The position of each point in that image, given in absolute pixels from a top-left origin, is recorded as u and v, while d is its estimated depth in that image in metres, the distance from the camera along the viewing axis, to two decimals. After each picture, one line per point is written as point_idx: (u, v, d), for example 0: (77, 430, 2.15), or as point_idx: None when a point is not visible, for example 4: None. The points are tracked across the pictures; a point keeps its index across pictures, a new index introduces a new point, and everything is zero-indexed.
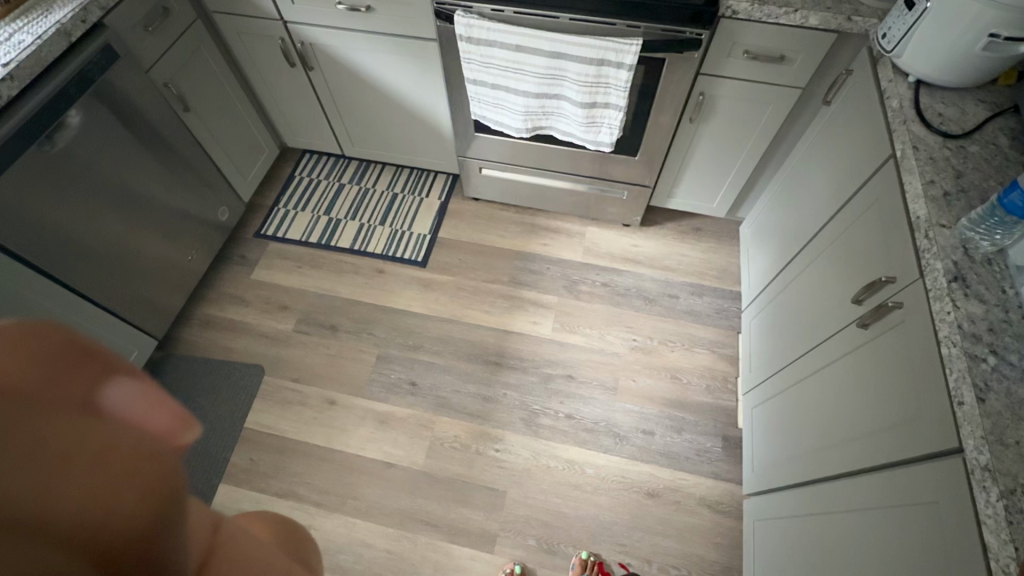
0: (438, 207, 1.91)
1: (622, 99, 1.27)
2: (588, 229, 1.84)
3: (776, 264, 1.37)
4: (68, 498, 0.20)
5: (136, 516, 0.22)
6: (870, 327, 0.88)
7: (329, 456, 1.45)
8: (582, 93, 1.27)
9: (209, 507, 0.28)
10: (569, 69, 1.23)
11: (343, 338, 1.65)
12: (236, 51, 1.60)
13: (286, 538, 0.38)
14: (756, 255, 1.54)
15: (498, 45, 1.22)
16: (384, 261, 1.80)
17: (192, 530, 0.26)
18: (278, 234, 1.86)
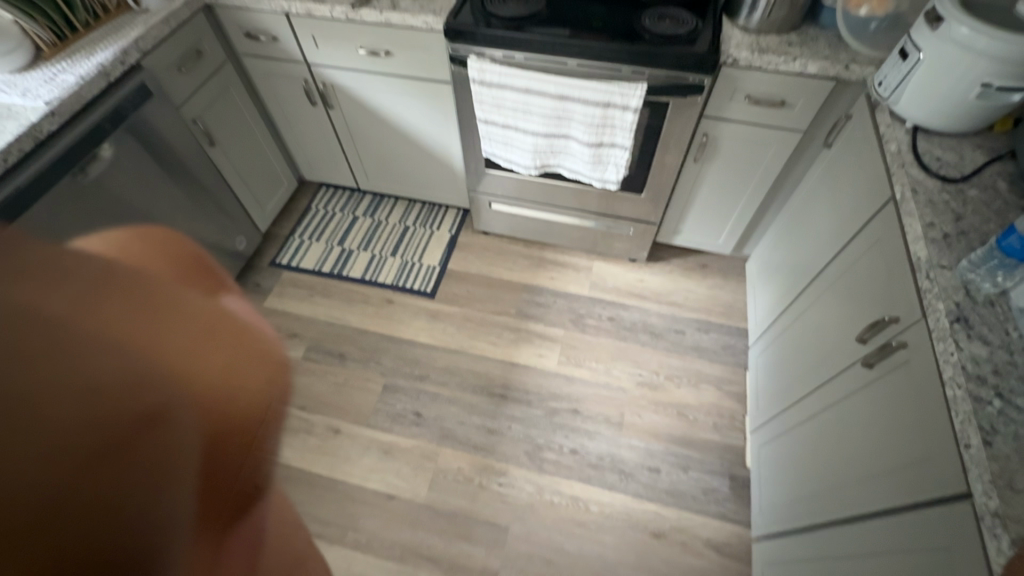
0: (448, 240, 1.95)
1: (627, 140, 1.31)
2: (595, 263, 1.87)
3: (781, 302, 1.38)
4: None
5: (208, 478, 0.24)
6: (876, 367, 0.88)
7: (331, 486, 1.44)
8: (589, 133, 1.32)
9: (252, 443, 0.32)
10: (577, 111, 1.28)
11: (351, 367, 1.66)
12: (261, 90, 1.69)
13: None
14: (762, 293, 1.55)
15: (509, 88, 1.28)
16: (393, 291, 1.83)
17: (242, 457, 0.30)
18: (292, 263, 1.91)
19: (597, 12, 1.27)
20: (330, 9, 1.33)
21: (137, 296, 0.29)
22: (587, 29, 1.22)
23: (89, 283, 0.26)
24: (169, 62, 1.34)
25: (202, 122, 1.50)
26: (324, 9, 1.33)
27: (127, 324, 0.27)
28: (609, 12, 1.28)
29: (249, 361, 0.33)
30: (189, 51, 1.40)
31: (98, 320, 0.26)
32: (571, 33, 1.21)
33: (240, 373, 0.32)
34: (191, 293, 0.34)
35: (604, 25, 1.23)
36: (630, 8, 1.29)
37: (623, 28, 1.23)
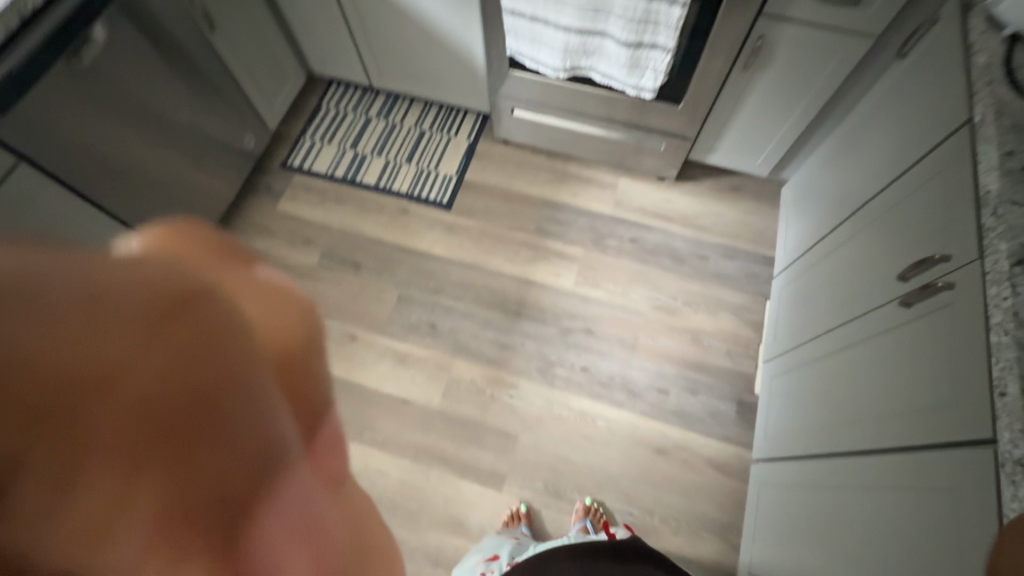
0: (466, 148, 1.85)
1: (671, 41, 1.18)
2: (620, 180, 1.77)
3: (819, 231, 1.30)
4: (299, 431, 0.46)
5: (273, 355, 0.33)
6: (916, 308, 0.83)
7: (349, 389, 1.50)
8: (628, 31, 1.18)
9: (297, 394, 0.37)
10: (616, 4, 1.13)
11: (366, 277, 1.66)
12: None
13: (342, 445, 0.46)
14: (797, 221, 1.47)
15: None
16: (409, 201, 1.77)
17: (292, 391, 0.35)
18: (305, 166, 1.84)
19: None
20: None
21: (138, 266, 0.28)
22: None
23: (90, 267, 0.26)
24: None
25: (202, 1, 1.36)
26: None
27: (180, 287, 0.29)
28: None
29: (285, 315, 0.35)
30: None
31: (121, 293, 0.26)
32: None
33: (276, 320, 0.34)
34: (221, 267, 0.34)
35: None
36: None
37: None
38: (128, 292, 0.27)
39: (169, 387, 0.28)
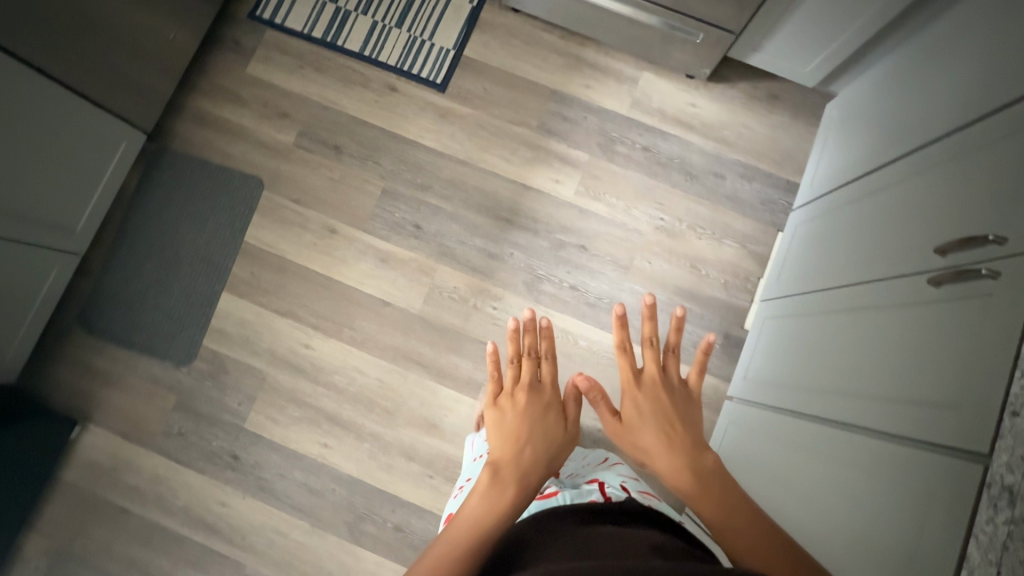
0: (468, 14, 1.56)
1: None
2: (643, 75, 1.53)
3: (856, 168, 1.14)
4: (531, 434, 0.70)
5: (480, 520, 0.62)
6: (945, 287, 0.74)
7: (327, 285, 1.44)
8: None
9: (493, 492, 0.64)
10: None
11: (347, 164, 1.50)
12: None
13: (521, 440, 0.69)
14: (836, 150, 1.29)
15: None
16: (397, 77, 1.54)
17: (485, 504, 0.63)
18: (277, 20, 1.56)
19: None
20: None
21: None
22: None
23: None
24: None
25: None
26: None
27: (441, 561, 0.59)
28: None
29: (471, 509, 0.62)
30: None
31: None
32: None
33: (467, 512, 0.62)
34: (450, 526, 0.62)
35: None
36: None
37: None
38: None
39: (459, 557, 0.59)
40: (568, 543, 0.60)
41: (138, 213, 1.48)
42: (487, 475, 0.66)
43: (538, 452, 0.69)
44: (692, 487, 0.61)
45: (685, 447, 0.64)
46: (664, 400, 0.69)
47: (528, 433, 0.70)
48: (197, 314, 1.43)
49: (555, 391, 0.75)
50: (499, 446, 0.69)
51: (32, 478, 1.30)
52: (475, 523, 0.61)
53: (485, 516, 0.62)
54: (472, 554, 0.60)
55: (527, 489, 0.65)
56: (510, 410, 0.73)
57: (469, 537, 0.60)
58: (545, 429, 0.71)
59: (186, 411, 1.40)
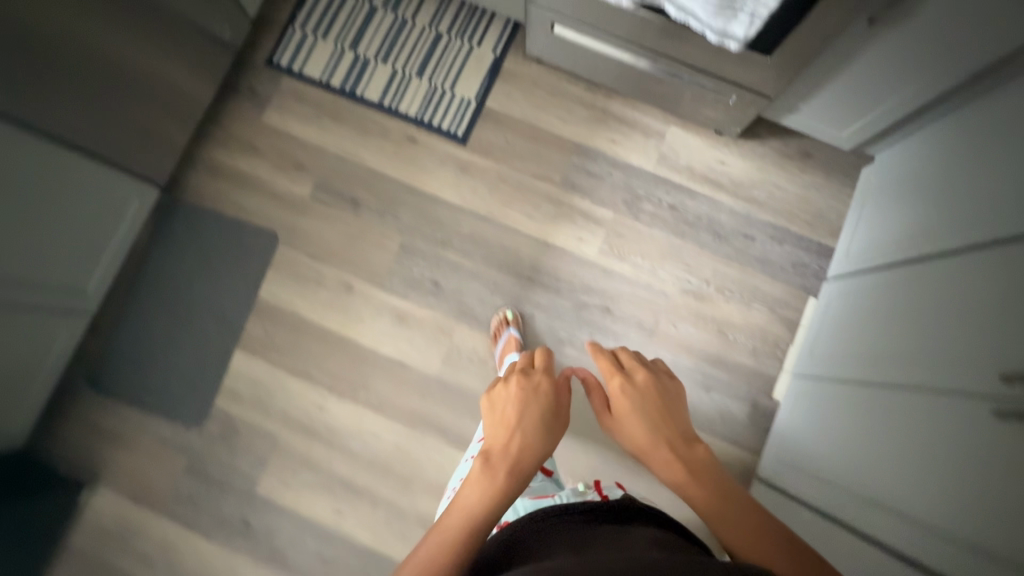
0: (490, 64, 1.52)
1: None
2: (670, 130, 1.49)
3: (889, 251, 1.12)
4: (524, 427, 0.74)
5: (474, 509, 0.66)
6: (968, 392, 0.79)
7: (343, 344, 1.41)
8: None
9: (485, 483, 0.68)
10: None
11: (364, 218, 1.46)
12: None
13: (513, 427, 0.74)
14: (877, 221, 1.24)
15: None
16: (417, 128, 1.50)
17: (475, 493, 0.67)
18: (295, 68, 1.53)
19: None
20: None
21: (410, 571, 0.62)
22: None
23: None
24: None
25: None
26: None
27: (436, 552, 0.62)
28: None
29: (466, 495, 0.67)
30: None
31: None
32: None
33: (462, 499, 0.67)
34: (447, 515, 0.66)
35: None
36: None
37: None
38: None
39: (454, 546, 0.63)
40: (566, 544, 0.64)
41: (150, 267, 1.44)
42: (485, 460, 0.71)
43: (534, 442, 0.73)
44: (683, 474, 0.66)
45: (673, 443, 0.70)
46: (653, 395, 0.76)
47: (519, 422, 0.75)
48: (210, 373, 1.40)
49: (547, 376, 0.81)
50: (494, 434, 0.75)
51: (18, 531, 1.28)
52: (473, 506, 0.66)
53: (484, 499, 0.67)
54: (466, 536, 0.64)
55: (520, 478, 0.70)
56: (507, 398, 0.78)
57: (463, 521, 0.65)
58: (541, 424, 0.76)
59: (197, 474, 1.36)
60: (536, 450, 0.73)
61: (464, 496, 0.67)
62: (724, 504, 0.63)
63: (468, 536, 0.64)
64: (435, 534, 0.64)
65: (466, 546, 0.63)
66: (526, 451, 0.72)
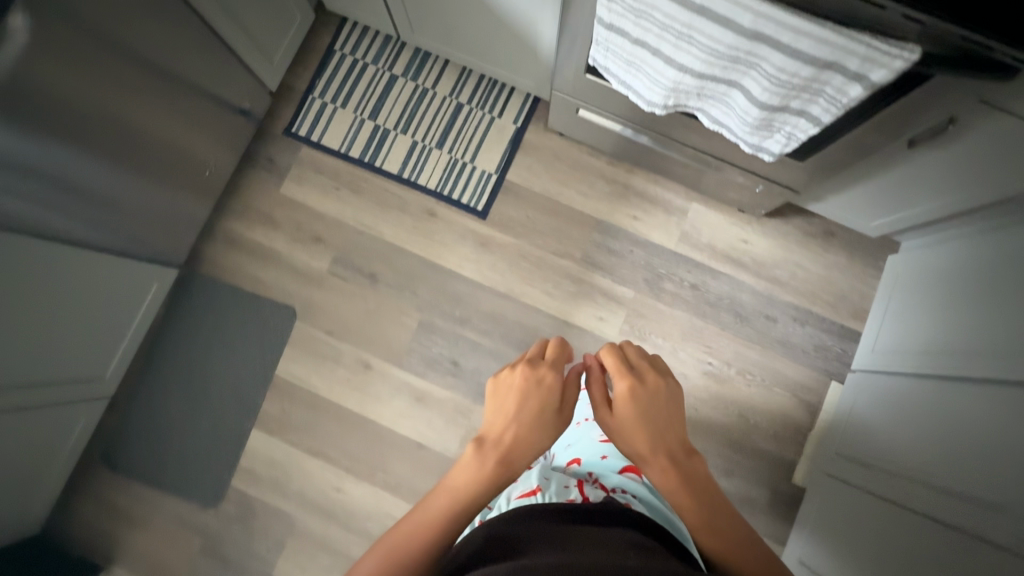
0: (511, 136, 1.50)
1: (826, 114, 0.84)
2: (692, 206, 1.47)
3: (922, 361, 1.11)
4: (518, 428, 0.69)
5: (455, 495, 0.64)
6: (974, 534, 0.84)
7: (361, 423, 1.39)
8: (771, 93, 0.83)
9: (463, 483, 0.65)
10: (766, 60, 0.77)
11: (383, 294, 1.45)
12: None
13: (508, 420, 0.70)
14: (907, 320, 1.23)
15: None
16: (436, 201, 1.48)
17: (456, 483, 0.65)
18: (314, 138, 1.51)
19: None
20: None
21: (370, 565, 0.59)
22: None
23: None
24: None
25: None
26: None
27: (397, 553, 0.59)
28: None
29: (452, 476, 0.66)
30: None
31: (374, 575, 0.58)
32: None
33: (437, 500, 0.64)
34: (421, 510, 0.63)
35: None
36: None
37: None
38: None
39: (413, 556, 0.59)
40: (545, 537, 0.60)
41: (167, 342, 1.43)
42: (481, 447, 0.68)
43: (528, 434, 0.69)
44: (679, 491, 0.64)
45: (670, 426, 0.69)
46: (663, 402, 0.70)
47: (517, 414, 0.70)
48: (226, 453, 1.39)
49: (553, 373, 0.74)
50: (490, 422, 0.71)
51: None
52: (458, 492, 0.64)
53: (472, 487, 0.65)
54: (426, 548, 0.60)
55: (511, 467, 0.67)
56: (510, 380, 0.74)
57: (426, 533, 0.61)
58: (540, 414, 0.71)
59: (213, 556, 1.35)
60: (526, 456, 0.68)
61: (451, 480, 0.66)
62: (709, 514, 0.62)
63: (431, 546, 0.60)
64: (416, 521, 0.63)
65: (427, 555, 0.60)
66: (521, 443, 0.69)
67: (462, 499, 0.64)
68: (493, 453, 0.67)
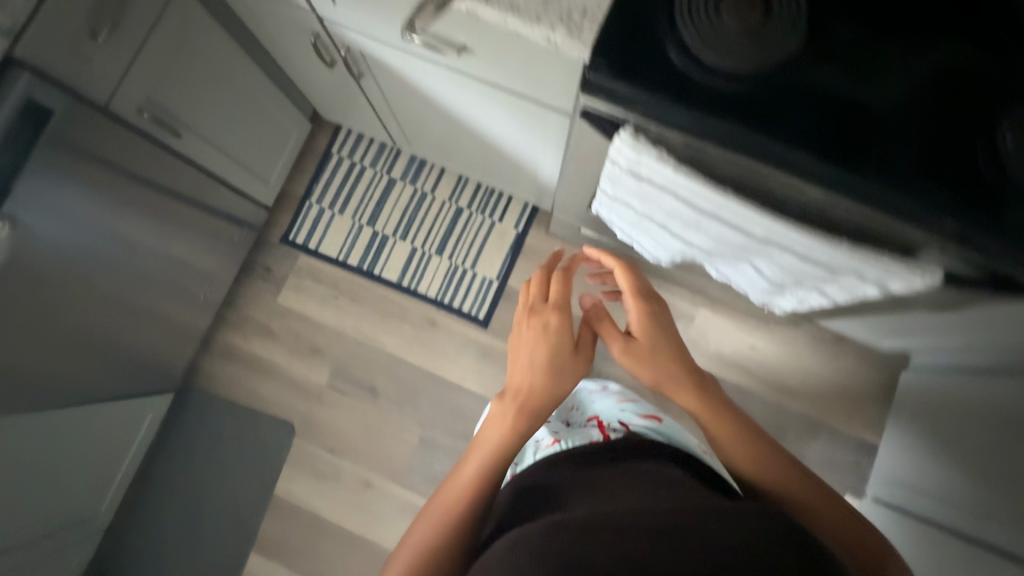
0: (512, 241, 1.47)
1: (837, 297, 0.82)
2: (698, 313, 1.44)
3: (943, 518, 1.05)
4: (539, 373, 0.72)
5: (493, 446, 0.68)
6: None
7: (363, 547, 1.35)
8: (780, 275, 0.81)
9: (497, 434, 0.69)
10: (774, 255, 0.76)
11: (383, 408, 1.41)
12: (251, 26, 1.03)
13: (530, 361, 0.73)
14: (920, 454, 1.18)
15: (672, 197, 0.72)
16: (437, 310, 1.45)
17: (493, 431, 0.69)
18: (311, 245, 1.49)
19: (882, 81, 0.62)
20: None
21: (429, 533, 0.64)
22: (856, 131, 0.61)
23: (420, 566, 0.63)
24: (79, 16, 0.76)
25: (162, 105, 0.95)
26: None
27: (448, 512, 0.65)
28: (893, 67, 0.63)
29: (487, 428, 0.70)
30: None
31: (434, 539, 0.63)
32: (804, 137, 0.60)
33: (478, 453, 0.69)
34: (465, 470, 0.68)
35: (878, 115, 0.61)
36: (927, 59, 0.63)
37: (928, 133, 0.61)
38: (439, 555, 0.63)
39: (469, 513, 0.65)
40: (579, 487, 0.62)
41: (163, 462, 1.40)
42: (503, 399, 0.72)
43: (549, 376, 0.72)
44: (712, 417, 0.69)
45: (683, 353, 0.75)
46: (665, 328, 0.77)
47: (538, 357, 0.72)
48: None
49: (558, 316, 0.75)
50: (513, 372, 0.74)
51: None
52: (483, 455, 0.68)
53: (504, 437, 0.69)
54: (474, 497, 0.66)
55: (543, 410, 0.72)
56: (526, 328, 0.75)
57: (473, 483, 0.66)
58: (557, 357, 0.73)
59: None
60: (552, 395, 0.72)
61: (486, 436, 0.70)
62: (739, 437, 0.68)
63: (483, 492, 0.66)
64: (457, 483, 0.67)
65: (478, 504, 0.66)
66: (544, 386, 0.72)
67: (500, 450, 0.68)
68: (523, 394, 0.71)
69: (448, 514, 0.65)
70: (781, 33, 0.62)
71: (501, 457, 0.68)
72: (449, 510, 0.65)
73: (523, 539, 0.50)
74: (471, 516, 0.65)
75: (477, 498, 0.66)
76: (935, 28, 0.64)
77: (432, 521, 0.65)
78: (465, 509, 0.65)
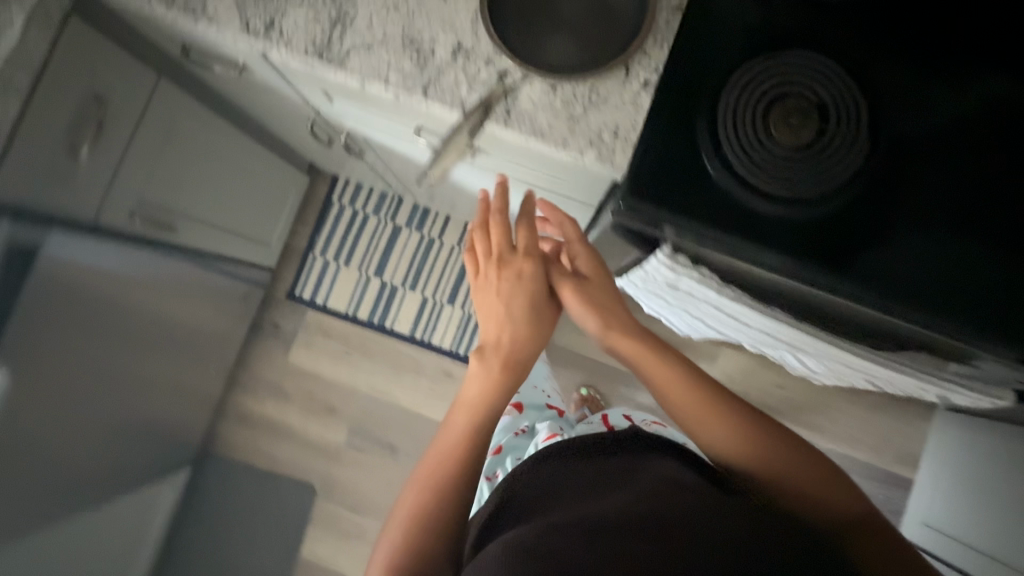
0: None
1: (861, 382, 0.82)
2: (723, 352, 1.39)
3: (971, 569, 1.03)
4: (515, 328, 0.66)
5: (478, 417, 0.64)
6: None
7: None
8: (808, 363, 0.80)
9: (484, 400, 0.64)
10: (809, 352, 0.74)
11: (404, 465, 1.39)
12: (241, 101, 0.96)
13: (506, 317, 0.65)
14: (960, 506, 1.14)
15: (711, 307, 0.69)
16: (452, 362, 1.41)
17: (477, 398, 0.64)
18: (319, 300, 1.43)
19: (941, 174, 0.56)
20: (327, 25, 0.58)
21: (422, 515, 0.59)
22: (934, 251, 0.54)
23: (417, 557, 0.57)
24: (56, 136, 0.68)
25: (156, 203, 0.89)
26: (317, 23, 0.58)
27: (441, 488, 0.60)
28: (952, 156, 0.56)
29: (469, 392, 0.65)
30: (84, 100, 0.70)
31: (428, 520, 0.59)
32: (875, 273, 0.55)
33: (464, 422, 0.64)
34: (454, 438, 0.63)
35: (955, 225, 0.55)
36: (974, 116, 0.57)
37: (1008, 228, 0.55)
38: (433, 528, 0.59)
39: (464, 492, 0.61)
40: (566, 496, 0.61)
41: (186, 529, 1.39)
42: (484, 357, 0.66)
43: (527, 335, 0.66)
44: (688, 404, 0.65)
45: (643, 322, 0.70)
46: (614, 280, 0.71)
47: (514, 313, 0.65)
48: None
49: (528, 266, 0.66)
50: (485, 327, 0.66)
51: None
52: (470, 416, 0.64)
53: (488, 399, 0.64)
54: (464, 469, 0.62)
55: (523, 369, 0.67)
56: (492, 285, 0.66)
57: (462, 455, 0.62)
58: (533, 312, 0.66)
59: None
60: (529, 353, 0.67)
61: (471, 397, 0.65)
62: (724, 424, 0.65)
63: (474, 468, 0.62)
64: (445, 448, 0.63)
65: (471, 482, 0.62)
66: (521, 345, 0.66)
67: (482, 415, 0.64)
68: (502, 355, 0.65)
69: (441, 492, 0.60)
70: (834, 149, 0.55)
71: (484, 424, 0.64)
72: (443, 494, 0.60)
73: (514, 541, 0.52)
74: (465, 491, 0.61)
75: (470, 478, 0.62)
76: (976, 71, 0.57)
77: (426, 504, 0.60)
78: (457, 489, 0.61)
